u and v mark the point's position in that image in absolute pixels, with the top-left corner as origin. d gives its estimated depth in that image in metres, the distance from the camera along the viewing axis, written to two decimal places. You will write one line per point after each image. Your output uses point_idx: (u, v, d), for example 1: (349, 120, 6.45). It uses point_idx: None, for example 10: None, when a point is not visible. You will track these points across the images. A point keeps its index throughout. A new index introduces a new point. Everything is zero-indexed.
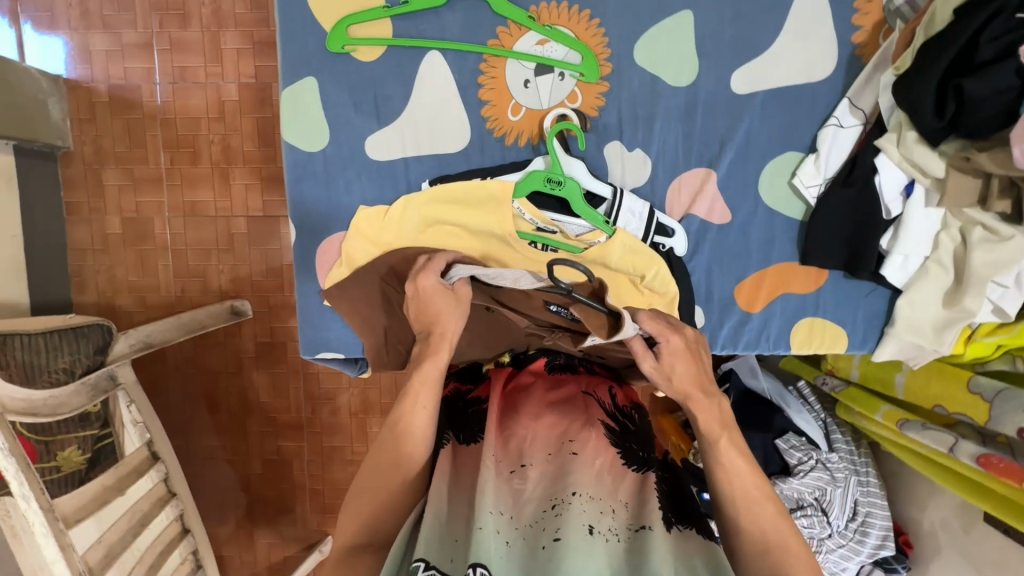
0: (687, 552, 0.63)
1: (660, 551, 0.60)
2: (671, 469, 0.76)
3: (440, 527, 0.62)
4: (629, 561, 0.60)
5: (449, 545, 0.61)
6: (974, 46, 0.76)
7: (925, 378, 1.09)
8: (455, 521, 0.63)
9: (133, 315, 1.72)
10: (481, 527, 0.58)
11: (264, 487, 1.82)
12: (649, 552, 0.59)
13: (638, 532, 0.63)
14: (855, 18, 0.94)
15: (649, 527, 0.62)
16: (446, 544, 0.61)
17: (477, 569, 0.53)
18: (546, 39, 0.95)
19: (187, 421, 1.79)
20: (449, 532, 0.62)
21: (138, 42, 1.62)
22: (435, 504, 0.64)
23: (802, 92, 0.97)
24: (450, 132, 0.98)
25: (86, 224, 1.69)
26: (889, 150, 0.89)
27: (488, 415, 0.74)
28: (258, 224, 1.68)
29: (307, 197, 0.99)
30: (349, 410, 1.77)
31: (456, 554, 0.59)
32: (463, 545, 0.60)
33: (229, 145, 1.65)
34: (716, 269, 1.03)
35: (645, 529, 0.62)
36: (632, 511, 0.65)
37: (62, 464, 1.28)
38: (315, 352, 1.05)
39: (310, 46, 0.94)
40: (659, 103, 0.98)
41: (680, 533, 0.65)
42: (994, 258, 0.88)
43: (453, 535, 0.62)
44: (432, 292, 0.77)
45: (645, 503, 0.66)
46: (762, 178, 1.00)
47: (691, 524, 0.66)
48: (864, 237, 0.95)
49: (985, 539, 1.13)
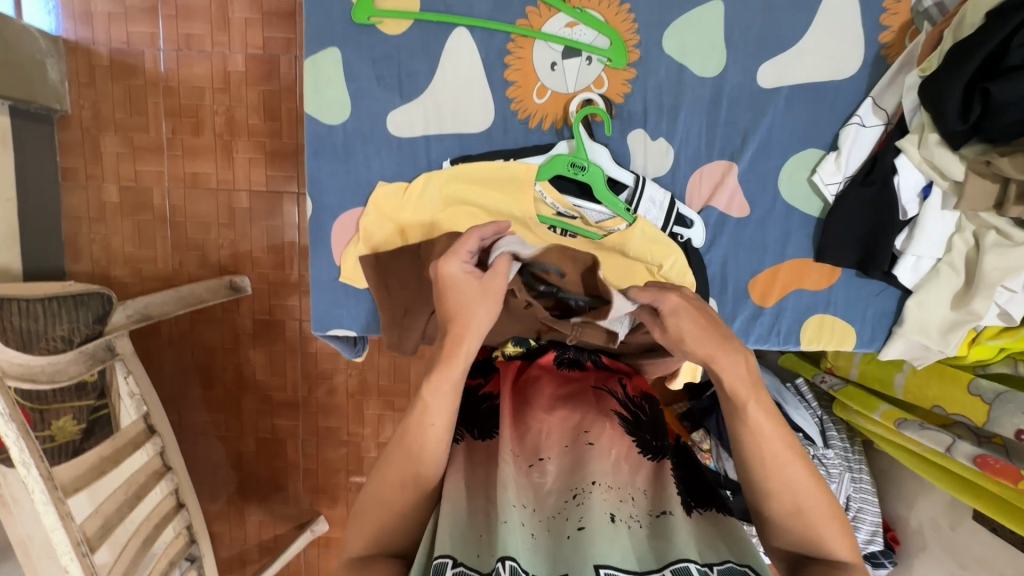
0: (710, 533, 0.64)
1: (682, 535, 0.61)
2: (683, 451, 0.77)
3: (461, 523, 0.62)
4: (653, 545, 0.62)
5: (475, 540, 0.61)
6: (1004, 51, 0.77)
7: (925, 379, 1.11)
8: (478, 514, 0.63)
9: (129, 286, 1.69)
10: (506, 521, 0.58)
11: (256, 465, 1.81)
12: (673, 538, 0.61)
13: (659, 518, 0.64)
14: (883, 17, 0.94)
15: (670, 513, 0.64)
16: (471, 540, 0.61)
17: (507, 563, 0.54)
18: (575, 21, 0.94)
19: (180, 396, 1.77)
20: (473, 523, 0.63)
21: (142, 5, 1.57)
22: (454, 502, 0.64)
23: (827, 89, 0.97)
24: (474, 112, 0.97)
25: (82, 191, 1.65)
26: (910, 151, 0.90)
27: (501, 409, 0.72)
28: (261, 199, 1.65)
29: (323, 171, 0.98)
30: (346, 390, 1.76)
31: (482, 549, 0.59)
32: (488, 540, 0.60)
33: (233, 117, 1.62)
34: (731, 262, 1.04)
35: (666, 515, 0.64)
36: (651, 498, 0.67)
37: (57, 434, 1.24)
38: (325, 330, 1.04)
39: (334, 16, 0.92)
40: (685, 92, 0.97)
41: (701, 515, 0.66)
42: (1005, 262, 0.90)
43: (478, 529, 0.62)
44: (450, 282, 0.71)
45: (663, 489, 0.67)
46: (782, 173, 1.01)
47: (711, 505, 0.68)
48: (879, 235, 0.96)
49: (972, 537, 1.16)
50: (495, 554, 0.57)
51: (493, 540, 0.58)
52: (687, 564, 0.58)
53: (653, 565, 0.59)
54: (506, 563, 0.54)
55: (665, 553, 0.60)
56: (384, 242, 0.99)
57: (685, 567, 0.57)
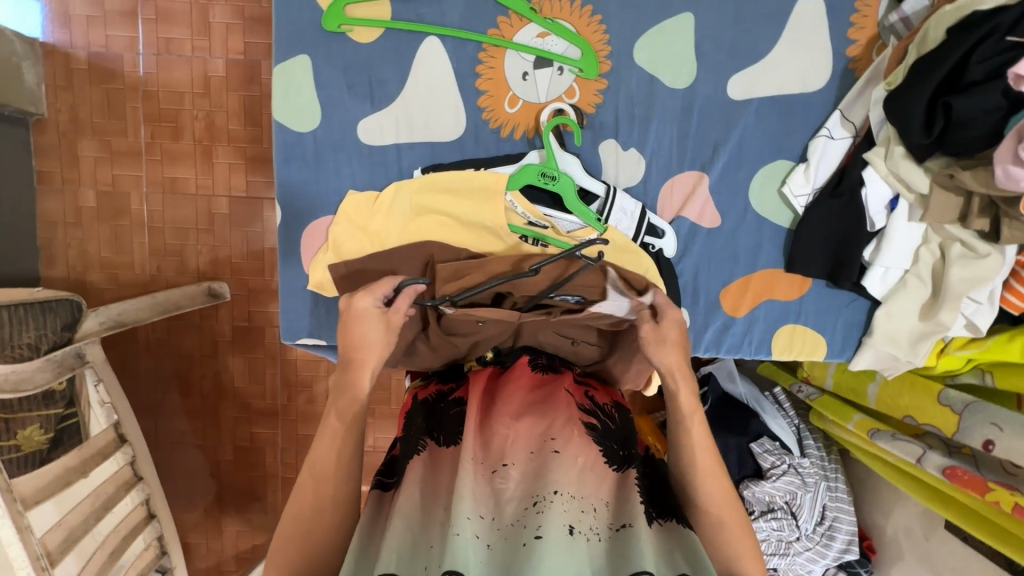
0: (668, 548, 0.63)
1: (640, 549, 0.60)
2: (651, 461, 0.77)
3: (413, 533, 0.62)
4: (611, 559, 0.61)
5: (425, 552, 0.60)
6: (965, 66, 0.78)
7: (897, 390, 1.11)
8: (431, 531, 0.62)
9: (104, 292, 1.66)
10: (458, 534, 0.57)
11: (234, 474, 1.78)
12: (631, 553, 0.59)
13: (619, 531, 0.63)
14: (850, 32, 0.96)
15: (631, 526, 0.62)
16: (421, 553, 0.60)
17: None
18: (547, 32, 0.94)
19: (156, 403, 1.74)
20: (424, 539, 0.62)
21: (121, 9, 1.55)
22: (406, 513, 0.63)
23: (796, 101, 0.98)
24: (446, 120, 0.97)
25: (58, 195, 1.62)
26: (876, 163, 0.90)
27: (466, 418, 0.72)
28: (241, 205, 1.64)
29: (294, 178, 0.97)
30: (326, 398, 1.75)
31: (431, 561, 0.58)
32: (438, 552, 0.59)
33: (213, 122, 1.61)
34: (703, 272, 1.04)
35: (626, 528, 0.62)
36: (613, 511, 0.65)
37: (22, 444, 1.24)
38: (295, 338, 1.03)
39: (304, 23, 0.92)
40: (656, 103, 0.98)
41: (662, 526, 0.66)
42: (971, 274, 0.90)
43: (429, 541, 0.61)
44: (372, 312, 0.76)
45: (626, 501, 0.66)
46: (753, 184, 1.01)
47: (672, 517, 0.67)
48: (849, 247, 0.97)
49: (945, 546, 1.16)
50: (443, 567, 0.56)
51: (443, 553, 0.57)
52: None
53: None
54: None
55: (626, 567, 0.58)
56: (355, 252, 0.97)
57: None
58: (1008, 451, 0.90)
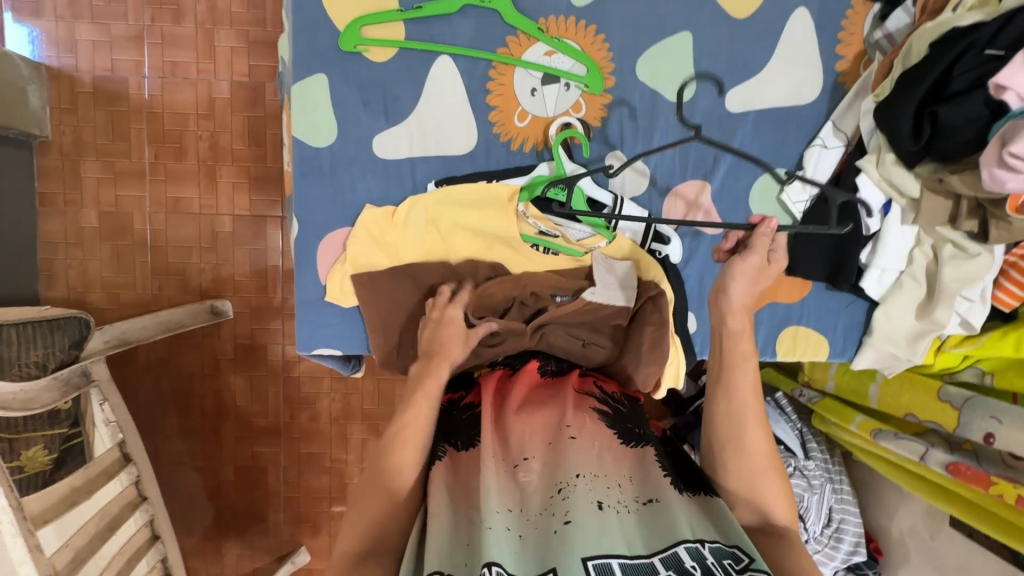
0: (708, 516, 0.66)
1: (670, 524, 0.62)
2: (671, 441, 0.78)
3: (450, 536, 0.63)
4: (644, 531, 0.62)
5: (462, 549, 0.62)
6: (948, 79, 0.83)
7: (897, 388, 1.14)
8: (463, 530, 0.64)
9: (105, 311, 1.66)
10: (491, 527, 0.59)
11: (235, 494, 1.75)
12: (664, 527, 0.61)
13: (647, 504, 0.65)
14: (838, 48, 1.02)
15: (659, 500, 0.65)
16: (459, 551, 0.62)
17: (493, 568, 0.55)
18: (553, 50, 0.98)
19: (157, 424, 1.72)
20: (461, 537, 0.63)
21: (127, 34, 1.59)
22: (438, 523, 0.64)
23: (791, 113, 1.03)
24: (458, 134, 1.00)
25: (60, 216, 1.63)
26: (869, 170, 0.95)
27: (482, 417, 0.73)
28: (245, 223, 1.66)
29: (309, 192, 0.99)
30: (329, 416, 1.74)
31: (470, 558, 0.60)
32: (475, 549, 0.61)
33: (217, 143, 1.63)
34: (709, 278, 1.07)
35: (654, 502, 0.65)
36: (638, 485, 0.67)
37: (25, 464, 1.21)
38: (310, 349, 1.05)
39: (321, 43, 0.95)
40: (659, 116, 1.03)
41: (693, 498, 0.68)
42: (963, 273, 0.95)
43: (465, 540, 0.63)
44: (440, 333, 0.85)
45: (650, 475, 0.68)
46: (753, 191, 1.06)
47: (701, 490, 0.70)
48: (846, 251, 1.01)
49: (951, 543, 1.18)
50: (481, 561, 0.58)
51: (479, 548, 0.59)
52: (677, 550, 0.59)
53: (643, 551, 0.60)
54: (492, 569, 0.55)
55: (657, 539, 0.61)
56: (372, 265, 1.00)
57: (677, 549, 0.59)
58: (1009, 441, 0.93)
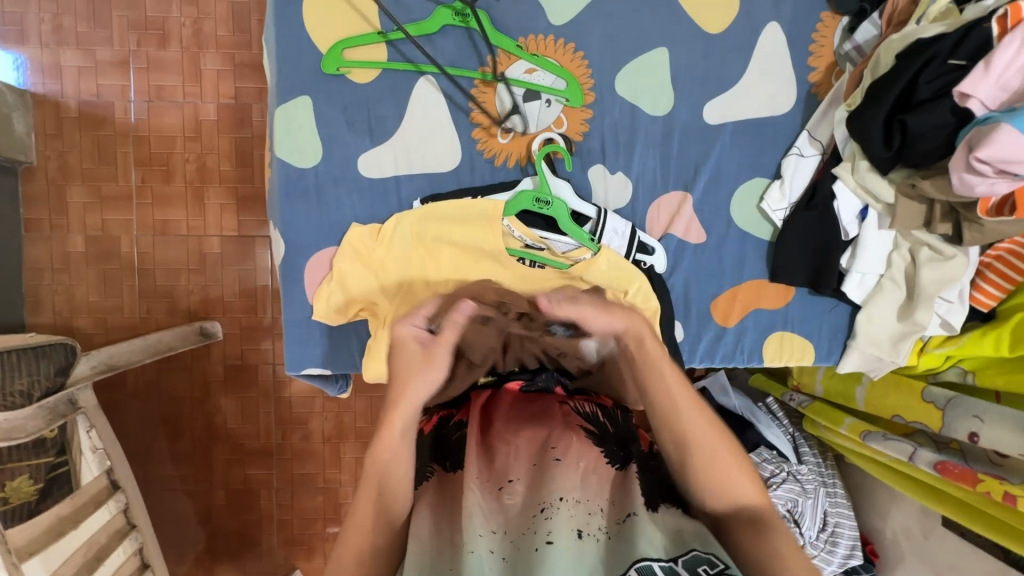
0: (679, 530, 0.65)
1: (647, 538, 0.61)
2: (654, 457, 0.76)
3: (428, 560, 0.63)
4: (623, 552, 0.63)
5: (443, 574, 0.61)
6: (914, 87, 0.86)
7: (884, 390, 1.15)
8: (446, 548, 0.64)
9: (93, 336, 1.64)
10: (474, 551, 0.60)
11: (227, 519, 1.73)
12: (637, 538, 0.61)
13: (625, 521, 0.64)
14: (810, 60, 1.05)
15: (636, 514, 0.64)
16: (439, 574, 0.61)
17: None
18: (535, 68, 1.00)
19: (145, 450, 1.69)
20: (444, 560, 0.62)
21: (112, 59, 1.59)
22: (419, 538, 0.65)
23: (767, 124, 1.06)
24: (442, 152, 1.02)
25: (46, 242, 1.62)
26: (845, 178, 0.98)
27: (468, 436, 0.73)
28: (233, 243, 1.66)
29: (296, 213, 1.00)
30: (322, 435, 1.73)
31: None
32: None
33: (204, 164, 1.64)
34: (693, 286, 1.09)
35: (632, 517, 0.64)
36: (615, 506, 0.67)
37: (10, 495, 1.17)
38: (299, 369, 1.04)
39: (305, 65, 0.97)
40: (639, 129, 1.05)
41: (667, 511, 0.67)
42: (939, 275, 0.97)
43: (447, 565, 0.62)
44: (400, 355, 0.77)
45: (628, 493, 0.67)
46: (733, 201, 1.08)
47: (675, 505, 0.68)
48: (825, 256, 1.03)
49: (943, 542, 1.19)
50: None
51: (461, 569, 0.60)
52: (650, 564, 0.59)
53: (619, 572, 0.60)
54: None
55: (627, 554, 0.61)
56: (359, 286, 1.00)
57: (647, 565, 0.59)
58: (993, 442, 0.94)
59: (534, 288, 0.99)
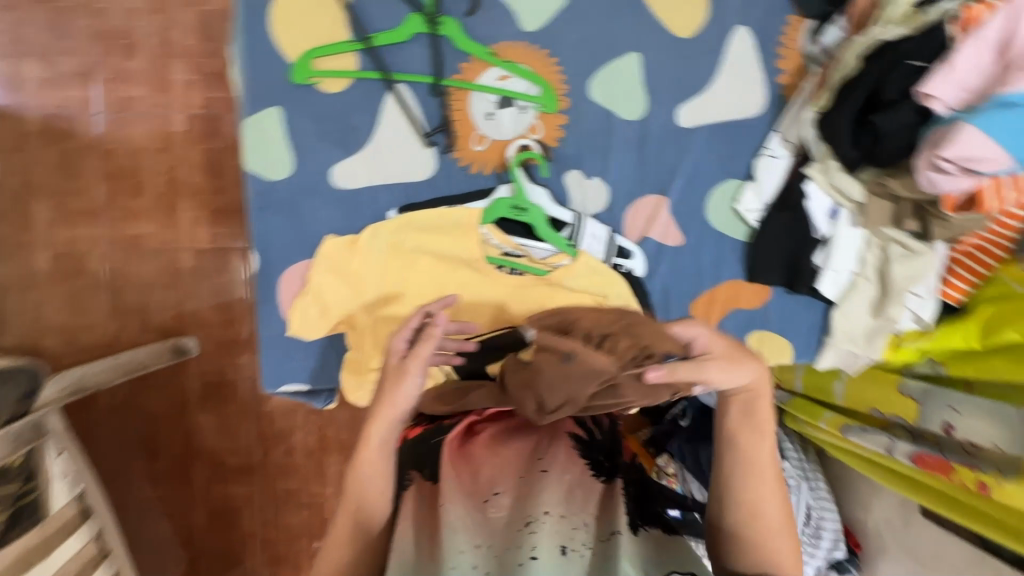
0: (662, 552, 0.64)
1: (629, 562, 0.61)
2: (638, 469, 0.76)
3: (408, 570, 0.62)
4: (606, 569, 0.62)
5: None
6: (880, 88, 0.88)
7: (862, 385, 1.18)
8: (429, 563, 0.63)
9: (62, 356, 1.58)
10: (454, 566, 0.60)
11: (208, 539, 1.68)
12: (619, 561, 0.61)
13: (609, 540, 0.64)
14: (779, 62, 1.06)
15: (620, 533, 0.63)
16: None
17: None
18: (507, 74, 1.00)
19: (121, 471, 1.64)
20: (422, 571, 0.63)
21: (76, 70, 1.55)
22: (400, 550, 0.64)
23: (740, 126, 1.07)
24: (417, 161, 1.01)
25: (10, 260, 1.56)
26: (817, 177, 1.00)
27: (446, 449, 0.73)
28: (207, 256, 1.62)
29: (270, 226, 0.98)
30: (305, 449, 1.69)
31: None
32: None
33: (175, 176, 1.60)
34: (672, 290, 1.09)
35: (616, 536, 0.64)
36: (601, 522, 0.66)
37: None
38: (277, 385, 1.02)
39: (274, 75, 0.95)
40: (614, 134, 1.05)
41: (649, 534, 0.67)
42: (910, 270, 1.00)
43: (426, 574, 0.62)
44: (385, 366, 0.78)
45: (614, 510, 0.66)
46: (709, 203, 1.09)
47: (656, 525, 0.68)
48: (800, 255, 1.06)
49: (924, 531, 1.22)
50: None
51: None
52: None
53: None
54: None
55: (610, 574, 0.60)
56: (336, 299, 0.98)
57: None
58: (968, 430, 0.96)
59: (517, 299, 1.00)
